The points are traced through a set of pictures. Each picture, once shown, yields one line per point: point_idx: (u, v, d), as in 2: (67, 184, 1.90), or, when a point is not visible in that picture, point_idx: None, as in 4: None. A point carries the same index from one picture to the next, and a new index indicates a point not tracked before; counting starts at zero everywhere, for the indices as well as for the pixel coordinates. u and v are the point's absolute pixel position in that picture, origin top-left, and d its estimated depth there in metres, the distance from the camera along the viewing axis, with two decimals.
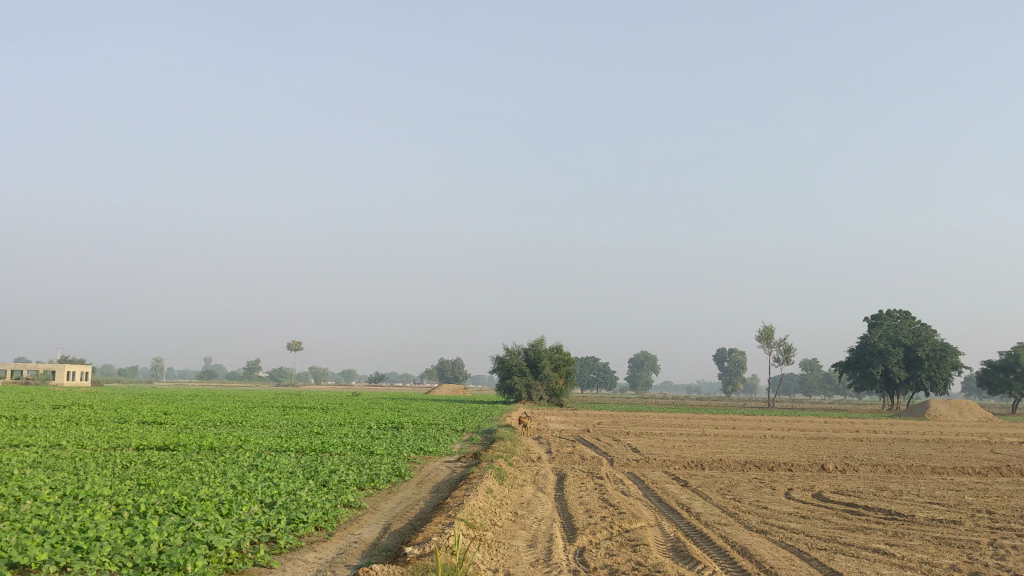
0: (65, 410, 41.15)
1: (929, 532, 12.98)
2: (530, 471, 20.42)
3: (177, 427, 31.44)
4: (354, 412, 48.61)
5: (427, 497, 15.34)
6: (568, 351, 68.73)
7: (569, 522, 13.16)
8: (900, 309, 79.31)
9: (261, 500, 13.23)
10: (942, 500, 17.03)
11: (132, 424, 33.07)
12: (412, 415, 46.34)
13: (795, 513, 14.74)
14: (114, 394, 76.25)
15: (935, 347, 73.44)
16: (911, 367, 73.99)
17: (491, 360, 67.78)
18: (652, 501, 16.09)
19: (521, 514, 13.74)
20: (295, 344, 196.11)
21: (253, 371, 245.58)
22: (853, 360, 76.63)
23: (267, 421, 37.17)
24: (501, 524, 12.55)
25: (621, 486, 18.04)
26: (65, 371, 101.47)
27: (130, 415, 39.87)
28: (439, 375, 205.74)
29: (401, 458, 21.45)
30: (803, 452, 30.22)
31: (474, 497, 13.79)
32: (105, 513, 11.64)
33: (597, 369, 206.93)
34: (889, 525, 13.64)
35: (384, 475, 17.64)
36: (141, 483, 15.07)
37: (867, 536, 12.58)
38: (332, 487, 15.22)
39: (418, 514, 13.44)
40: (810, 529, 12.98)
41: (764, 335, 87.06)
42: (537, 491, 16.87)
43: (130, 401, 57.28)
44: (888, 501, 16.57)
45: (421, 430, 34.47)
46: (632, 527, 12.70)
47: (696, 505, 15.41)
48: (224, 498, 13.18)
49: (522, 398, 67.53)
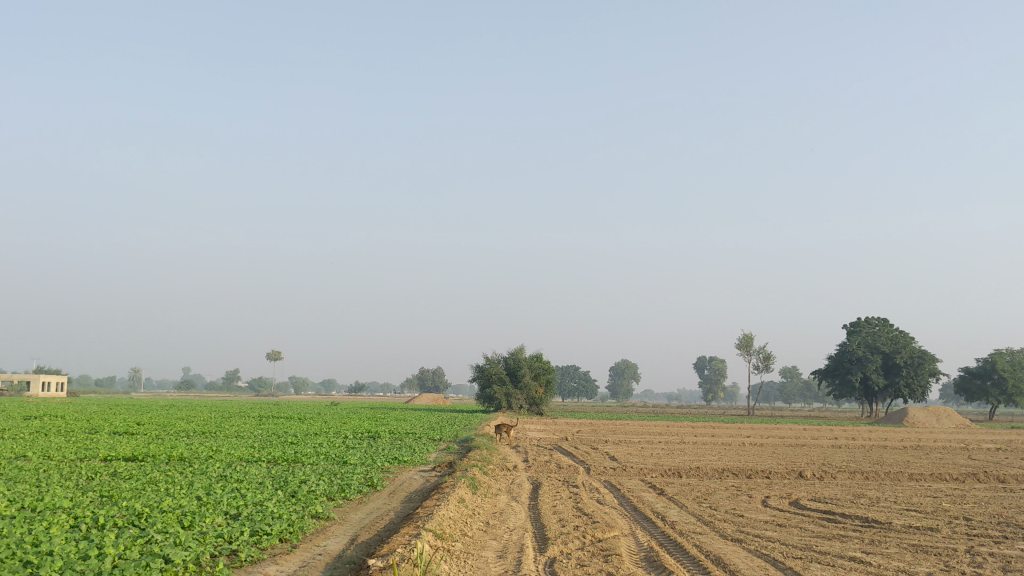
0: (39, 421, 40.54)
1: (905, 540, 12.78)
2: (505, 480, 20.14)
3: (150, 437, 31.00)
4: (332, 420, 48.16)
5: (398, 508, 15.02)
6: (548, 360, 68.53)
7: (541, 532, 12.93)
8: (878, 317, 79.64)
9: (225, 511, 12.90)
10: (918, 507, 16.90)
11: (103, 434, 32.48)
12: (391, 424, 45.92)
13: (771, 521, 14.53)
14: (89, 404, 75.42)
15: (913, 354, 73.54)
16: (889, 374, 74.16)
17: (470, 369, 67.58)
18: (627, 510, 15.86)
19: (492, 524, 13.46)
20: (274, 353, 194.99)
21: (232, 381, 244.21)
22: (832, 368, 76.81)
23: (242, 431, 36.74)
24: (472, 535, 12.27)
25: (597, 495, 17.81)
26: (41, 381, 100.33)
27: (104, 425, 39.30)
28: (420, 385, 205.04)
29: (374, 468, 21.13)
30: (781, 459, 30.11)
31: (445, 507, 13.52)
32: (62, 525, 11.30)
33: (577, 378, 206.87)
34: (865, 532, 13.47)
35: (355, 485, 17.30)
36: (104, 495, 14.62)
37: (843, 544, 12.37)
38: (300, 498, 14.90)
39: (386, 525, 13.14)
40: (786, 537, 12.76)
41: (743, 343, 87.22)
42: (511, 500, 16.62)
43: (107, 412, 56.66)
44: (866, 509, 16.39)
45: (398, 439, 34.14)
46: (605, 537, 12.47)
47: (670, 513, 15.17)
48: (186, 509, 12.85)
49: (502, 407, 67.24)
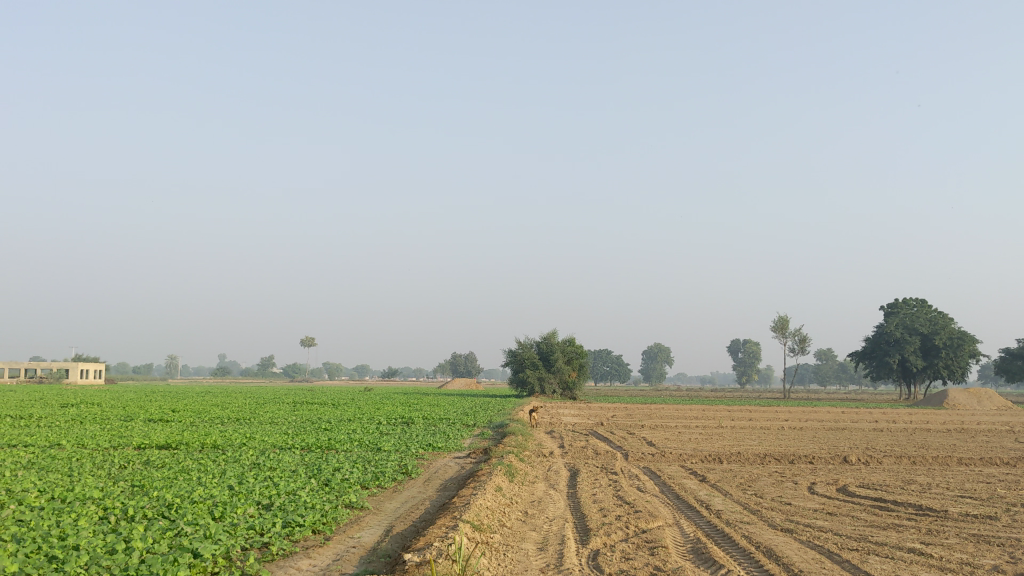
0: (75, 409, 40.67)
1: (965, 530, 12.20)
2: (542, 467, 19.73)
3: (183, 425, 30.77)
4: (364, 407, 48.03)
5: (432, 497, 14.60)
6: (581, 344, 67.93)
7: (581, 522, 12.46)
8: (916, 298, 78.12)
9: (257, 501, 12.57)
10: (972, 492, 16.31)
11: (139, 421, 32.52)
12: (424, 409, 45.74)
13: (821, 509, 13.99)
14: (125, 393, 76.04)
15: (952, 336, 72.29)
16: (928, 356, 72.86)
17: (503, 354, 67.37)
18: (669, 497, 15.38)
19: (531, 513, 13.07)
20: (307, 339, 195.85)
21: (267, 368, 245.51)
22: (869, 350, 75.60)
23: (275, 418, 36.59)
24: (510, 526, 11.87)
25: (637, 483, 17.36)
26: (79, 368, 101.58)
27: (140, 411, 39.81)
28: (452, 368, 205.37)
29: (409, 455, 20.78)
30: (822, 444, 29.43)
31: (482, 496, 13.10)
32: (91, 517, 11.01)
33: (610, 362, 206.32)
34: (920, 521, 12.89)
35: (390, 473, 16.95)
36: (136, 485, 14.38)
37: (899, 534, 11.82)
38: (333, 487, 14.53)
39: (422, 515, 12.76)
40: (839, 528, 12.22)
41: (779, 325, 86.17)
42: (549, 488, 16.20)
43: (143, 399, 56.84)
44: (917, 495, 15.80)
45: (430, 425, 33.77)
46: (650, 528, 12.00)
47: (715, 502, 14.66)
48: (218, 500, 12.54)
49: (536, 392, 66.92)
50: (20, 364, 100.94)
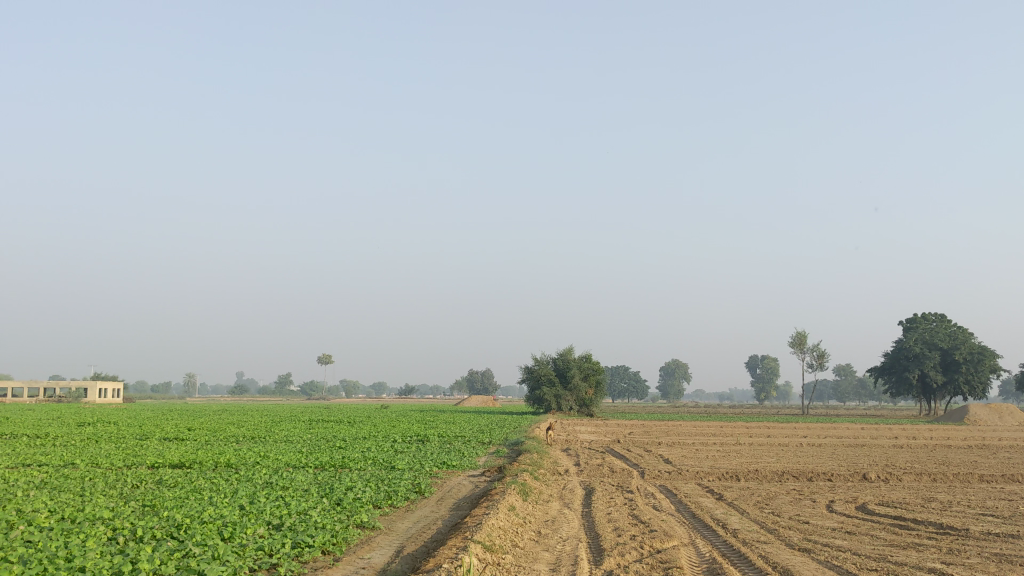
0: (92, 427, 40.79)
1: (987, 549, 11.95)
2: (557, 485, 19.54)
3: (198, 443, 30.74)
4: (380, 424, 47.94)
5: (445, 517, 14.45)
6: (597, 360, 67.62)
7: (595, 542, 12.29)
8: (935, 313, 77.43)
9: (267, 522, 12.45)
10: (994, 511, 16.01)
11: (154, 440, 32.54)
12: (440, 427, 45.56)
13: (839, 528, 13.73)
14: (142, 411, 76.31)
15: (972, 350, 71.59)
16: (948, 371, 72.14)
17: (519, 370, 67.19)
18: (685, 516, 15.17)
19: (544, 533, 12.90)
20: (324, 358, 196.20)
21: (284, 386, 245.99)
22: (889, 366, 74.95)
23: (290, 436, 36.54)
24: (523, 546, 11.70)
25: (652, 501, 17.14)
26: (98, 387, 102.05)
27: (156, 430, 39.88)
28: (469, 386, 205.08)
29: (422, 474, 20.63)
30: (841, 461, 29.10)
31: (494, 515, 12.95)
32: (99, 539, 10.92)
33: (627, 379, 205.55)
34: (940, 540, 12.65)
35: (403, 492, 16.80)
36: (147, 505, 14.30)
37: (919, 554, 11.58)
38: (345, 506, 14.39)
39: (434, 535, 12.63)
40: (858, 547, 12.00)
41: (797, 341, 85.61)
42: (564, 507, 16.02)
43: (160, 417, 56.93)
44: (938, 513, 15.52)
45: (445, 443, 33.61)
46: (664, 548, 11.82)
47: (732, 521, 14.43)
48: (228, 520, 12.42)
49: (552, 408, 66.63)
50: (39, 383, 101.45)
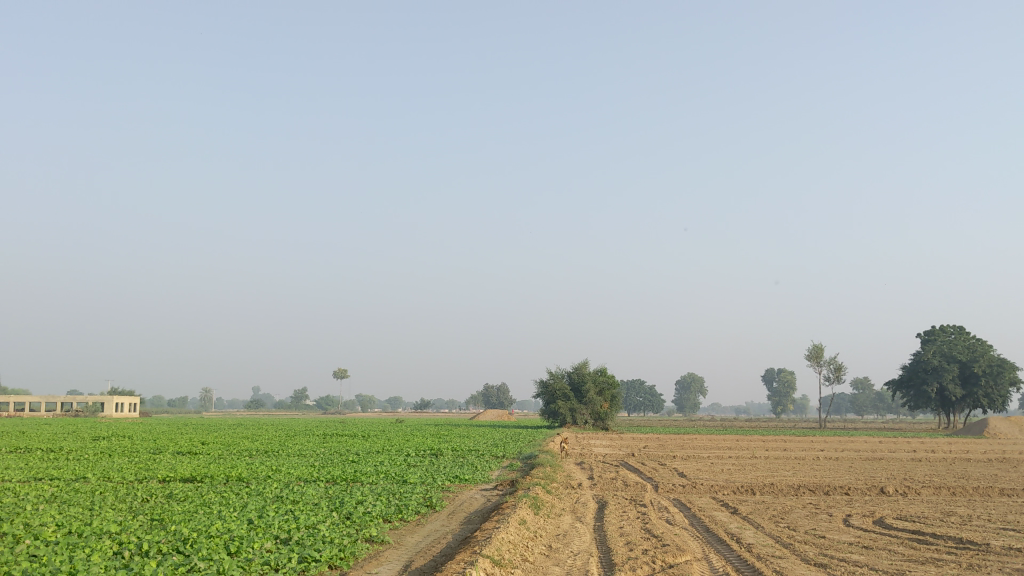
0: (107, 441, 40.85)
1: (1008, 564, 11.66)
2: (569, 499, 19.35)
3: (211, 457, 30.67)
4: (395, 439, 47.93)
5: (456, 530, 14.32)
6: (613, 374, 67.32)
7: (607, 557, 12.08)
8: (953, 325, 76.62)
9: (274, 535, 12.33)
10: (1015, 525, 15.72)
11: (167, 454, 32.53)
12: (454, 440, 45.43)
13: (856, 542, 13.50)
14: (157, 425, 76.47)
15: (992, 363, 70.87)
16: (967, 384, 71.46)
17: (535, 385, 67.04)
18: (699, 531, 14.97)
19: (555, 547, 12.74)
20: (339, 371, 196.82)
21: (299, 400, 246.16)
22: (907, 378, 74.32)
23: (303, 450, 36.45)
24: (533, 561, 11.51)
25: (666, 514, 16.93)
26: (114, 402, 102.34)
27: (170, 444, 39.92)
28: (485, 400, 204.85)
29: (434, 487, 20.49)
30: (859, 475, 28.79)
31: (505, 529, 12.76)
32: (104, 552, 10.83)
33: (643, 392, 204.78)
34: (960, 555, 12.39)
35: (413, 506, 16.68)
36: (155, 519, 14.21)
37: (939, 569, 11.33)
38: (354, 520, 14.26)
39: (443, 550, 12.45)
40: (875, 562, 11.75)
41: (814, 354, 85.04)
42: (575, 521, 15.82)
43: (174, 432, 56.84)
44: (957, 528, 15.23)
45: (460, 456, 33.41)
46: (677, 562, 11.61)
47: (746, 535, 14.22)
48: (235, 534, 12.31)
49: (567, 423, 66.39)
50: (56, 397, 101.72)
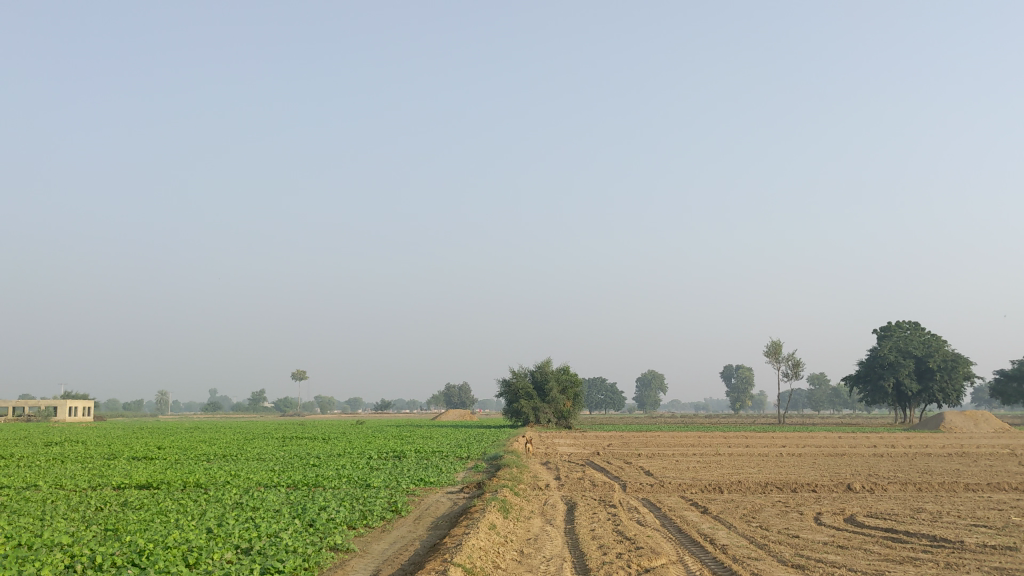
0: (59, 448, 39.74)
1: (985, 563, 11.50)
2: (537, 501, 19.03)
3: (167, 462, 29.84)
4: (357, 441, 47.26)
5: (423, 536, 13.91)
6: (575, 373, 67.14)
7: (580, 561, 11.74)
8: (908, 320, 77.48)
9: (235, 545, 11.85)
10: (985, 521, 15.63)
11: (122, 460, 31.65)
12: (417, 442, 44.88)
13: (831, 542, 13.30)
14: (114, 429, 74.99)
15: (946, 358, 71.92)
16: (922, 379, 72.36)
17: (497, 384, 66.62)
18: (672, 531, 14.73)
19: (527, 552, 12.37)
20: (298, 373, 195.03)
21: (258, 403, 243.62)
22: (863, 374, 74.93)
23: (263, 454, 35.68)
24: (506, 568, 11.15)
25: (637, 516, 16.65)
26: (68, 406, 100.12)
27: (124, 449, 38.84)
28: (446, 400, 204.44)
29: (399, 491, 20.03)
30: (824, 471, 28.70)
31: (474, 535, 12.36)
32: (55, 567, 10.27)
33: (604, 390, 205.40)
34: (937, 553, 12.22)
35: (378, 511, 16.23)
36: (109, 529, 13.65)
37: (918, 569, 11.14)
38: (318, 528, 13.79)
39: (412, 557, 12.08)
40: (853, 563, 11.53)
41: (773, 350, 85.65)
42: (546, 524, 15.50)
43: (130, 435, 55.69)
44: (929, 525, 15.16)
45: (423, 458, 32.94)
46: (653, 566, 11.32)
47: (720, 535, 14.00)
48: (194, 544, 11.82)
49: (530, 421, 66.15)
50: (8, 402, 99.36)
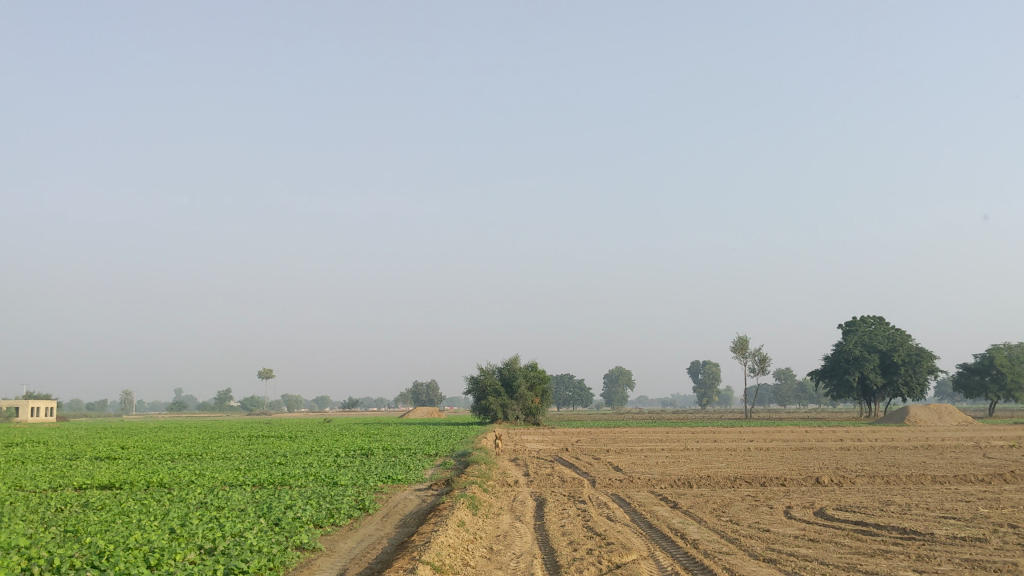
0: (19, 448, 38.99)
1: (956, 555, 11.47)
2: (506, 498, 18.87)
3: (130, 463, 29.38)
4: (324, 439, 46.82)
5: (391, 535, 13.69)
6: (543, 369, 67.08)
7: (551, 558, 11.58)
8: (873, 315, 78.21)
9: (198, 546, 11.55)
10: (955, 513, 15.65)
11: (84, 460, 31.08)
12: (384, 440, 44.44)
13: (802, 536, 13.22)
14: (75, 429, 73.63)
15: (910, 352, 72.65)
16: (887, 373, 73.00)
17: (464, 381, 66.34)
18: (642, 527, 14.61)
19: (496, 550, 12.18)
20: (264, 372, 193.35)
21: (225, 402, 241.31)
22: (829, 368, 75.49)
23: (229, 453, 35.18)
24: (475, 565, 10.97)
25: (606, 512, 16.54)
26: (30, 407, 98.41)
27: (86, 449, 38.13)
28: (415, 398, 203.79)
29: (366, 489, 19.77)
30: (792, 465, 28.76)
31: (442, 532, 12.15)
32: (10, 571, 9.94)
33: (572, 387, 205.84)
34: (907, 546, 12.20)
35: (345, 509, 15.95)
36: (67, 531, 13.26)
37: (889, 562, 11.08)
38: (284, 527, 13.53)
39: (379, 556, 11.84)
40: (824, 556, 11.47)
41: (739, 345, 86.16)
42: (515, 521, 15.32)
43: (93, 437, 54.71)
44: (898, 517, 15.17)
45: (392, 456, 32.64)
46: (624, 562, 11.19)
47: (690, 530, 13.92)
48: (156, 545, 11.52)
49: (498, 418, 65.99)
50: None
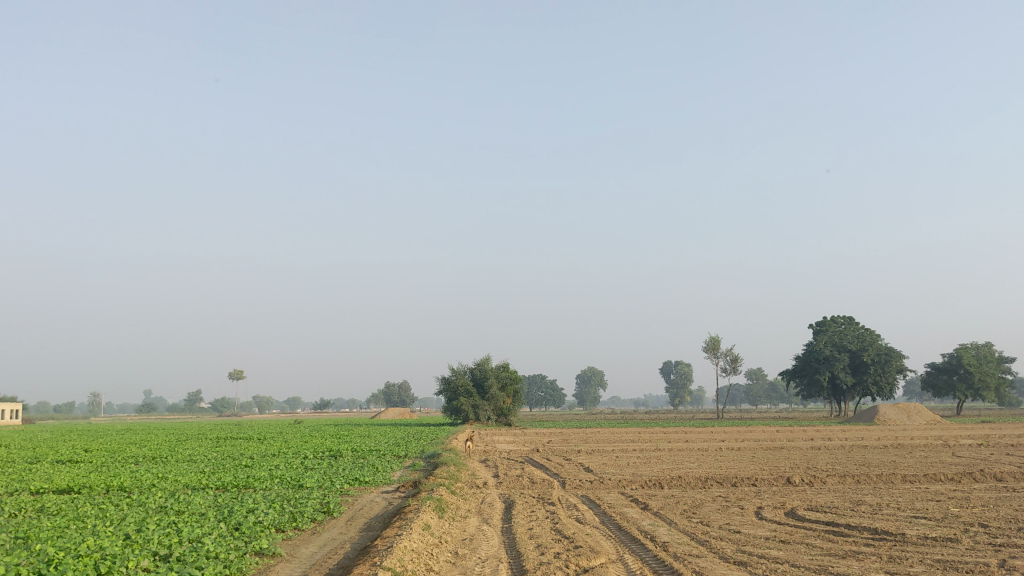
0: None
1: (928, 555, 11.30)
2: (475, 499, 18.59)
3: (92, 465, 28.79)
4: (293, 440, 46.22)
5: (355, 539, 13.34)
6: (515, 370, 66.79)
7: (517, 562, 11.30)
8: (843, 315, 78.59)
9: (152, 552, 11.19)
10: (925, 513, 15.53)
11: (44, 464, 30.43)
12: (354, 441, 43.90)
13: (773, 537, 13.02)
14: (40, 430, 77.54)
15: (879, 352, 73.07)
16: (857, 372, 73.36)
17: (435, 381, 65.89)
18: (611, 529, 14.37)
19: (461, 554, 11.89)
20: (234, 373, 191.47)
21: (195, 403, 239.01)
22: (800, 368, 75.76)
23: (195, 455, 34.55)
24: (439, 571, 10.68)
25: (575, 513, 16.31)
26: None
27: (49, 453, 37.42)
28: (387, 399, 202.86)
29: (332, 492, 19.38)
30: (761, 464, 28.65)
31: (406, 535, 11.89)
32: None
33: (544, 388, 205.78)
34: (878, 547, 12.03)
35: (309, 513, 15.61)
36: (17, 538, 12.78)
37: (861, 563, 10.89)
38: (244, 531, 13.17)
39: (340, 561, 11.52)
40: (795, 558, 11.26)
41: (711, 345, 86.30)
42: (483, 524, 15.03)
43: (56, 440, 53.59)
44: (869, 517, 15.04)
45: (360, 458, 32.16)
46: (591, 566, 10.94)
47: (661, 532, 13.72)
48: (108, 551, 11.13)
49: (470, 419, 65.62)
50: None
